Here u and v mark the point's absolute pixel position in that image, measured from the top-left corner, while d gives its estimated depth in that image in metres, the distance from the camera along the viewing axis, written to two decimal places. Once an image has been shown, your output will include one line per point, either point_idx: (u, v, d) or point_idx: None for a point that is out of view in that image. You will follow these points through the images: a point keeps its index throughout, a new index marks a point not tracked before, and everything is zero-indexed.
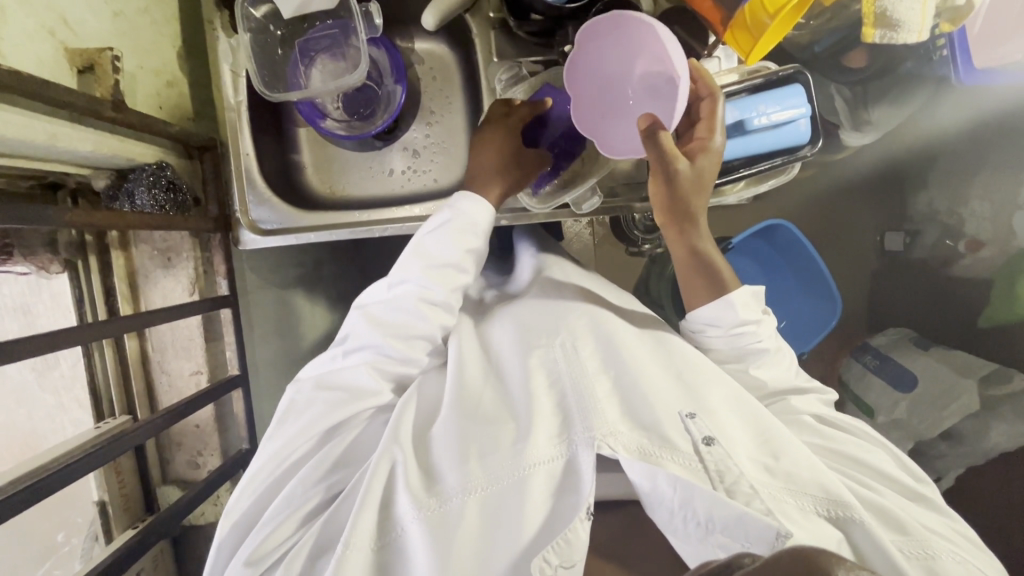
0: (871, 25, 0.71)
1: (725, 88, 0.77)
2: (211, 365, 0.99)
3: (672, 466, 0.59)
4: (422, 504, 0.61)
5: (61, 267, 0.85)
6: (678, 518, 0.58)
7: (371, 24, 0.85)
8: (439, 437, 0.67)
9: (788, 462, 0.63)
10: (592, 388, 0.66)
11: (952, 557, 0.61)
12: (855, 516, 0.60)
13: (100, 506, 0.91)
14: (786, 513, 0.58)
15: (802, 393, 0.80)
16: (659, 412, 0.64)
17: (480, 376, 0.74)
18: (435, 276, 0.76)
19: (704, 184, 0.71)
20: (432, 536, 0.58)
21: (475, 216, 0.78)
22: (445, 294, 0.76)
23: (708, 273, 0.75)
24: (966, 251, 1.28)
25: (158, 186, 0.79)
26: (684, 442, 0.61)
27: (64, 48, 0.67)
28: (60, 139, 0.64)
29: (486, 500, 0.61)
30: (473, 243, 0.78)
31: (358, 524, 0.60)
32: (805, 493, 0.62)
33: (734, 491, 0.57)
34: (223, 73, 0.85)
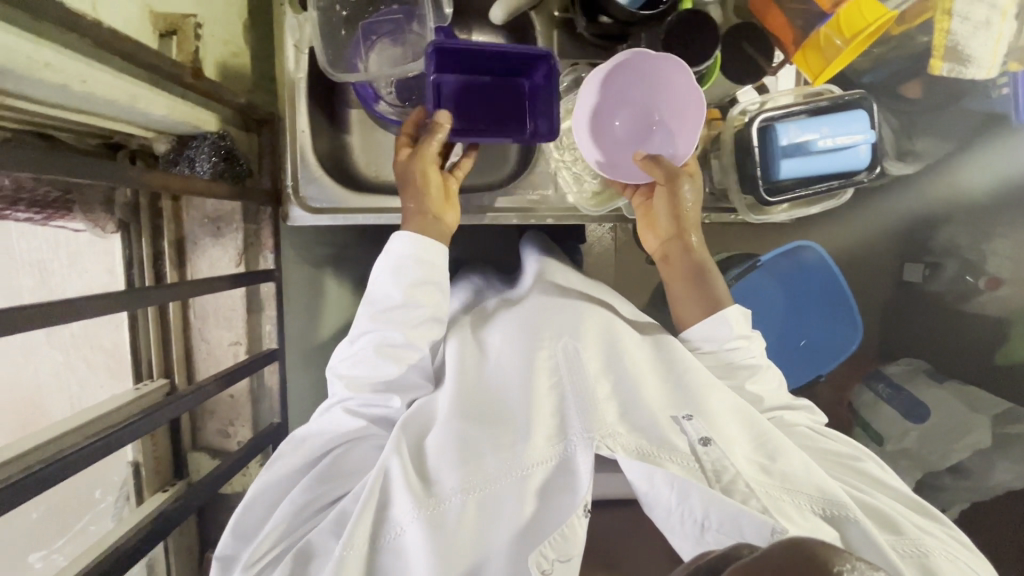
0: (941, 58, 0.72)
1: (788, 107, 0.75)
2: (248, 336, 1.01)
3: (671, 466, 0.62)
4: (421, 503, 0.62)
5: (116, 228, 0.84)
6: (676, 517, 0.63)
7: (441, 14, 0.86)
8: (440, 429, 0.68)
9: (783, 465, 0.67)
10: (591, 390, 0.68)
11: (943, 554, 0.64)
12: (848, 515, 0.63)
13: (134, 466, 0.92)
14: (783, 510, 0.61)
15: (795, 408, 0.84)
16: (654, 414, 0.67)
17: (478, 375, 0.74)
18: (388, 321, 0.75)
19: (671, 214, 0.81)
20: (431, 536, 0.60)
21: (414, 250, 0.76)
22: (403, 335, 0.74)
23: (703, 289, 0.81)
24: (986, 288, 1.32)
25: (219, 154, 0.79)
26: (682, 443, 0.64)
27: (150, 11, 0.64)
28: (139, 101, 0.61)
29: (483, 498, 0.62)
30: (418, 282, 0.76)
31: (357, 527, 0.61)
32: (800, 492, 0.65)
33: (731, 489, 0.61)
34: (288, 48, 0.86)
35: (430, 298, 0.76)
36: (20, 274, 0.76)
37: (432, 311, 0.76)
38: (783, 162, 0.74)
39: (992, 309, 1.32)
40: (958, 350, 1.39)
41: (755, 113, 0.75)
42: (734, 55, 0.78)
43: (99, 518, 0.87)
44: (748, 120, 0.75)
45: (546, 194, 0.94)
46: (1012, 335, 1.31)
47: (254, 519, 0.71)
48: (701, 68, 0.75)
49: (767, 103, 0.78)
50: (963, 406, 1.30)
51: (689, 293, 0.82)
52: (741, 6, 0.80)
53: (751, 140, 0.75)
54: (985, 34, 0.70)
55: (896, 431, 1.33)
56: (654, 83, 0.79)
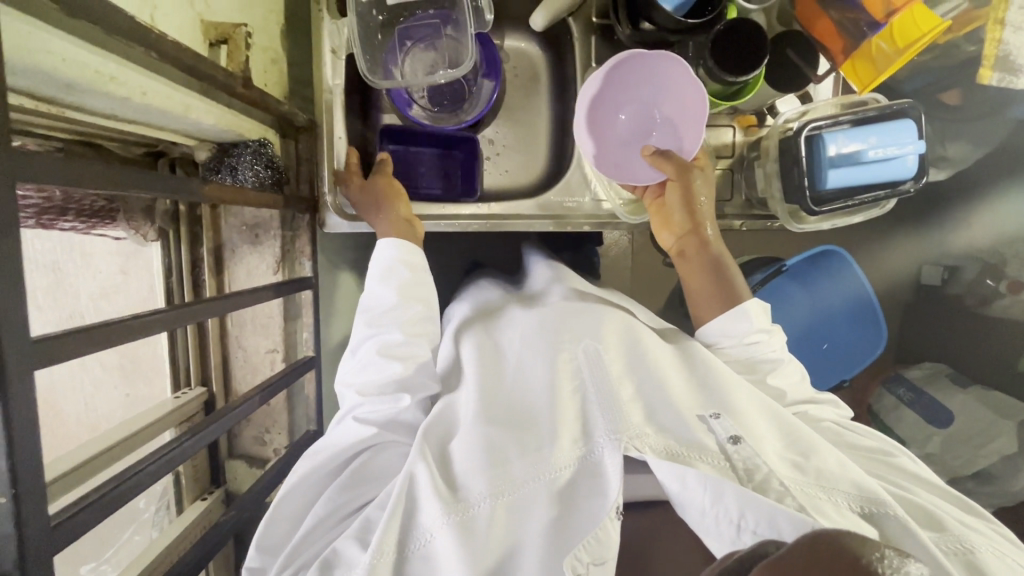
0: (990, 67, 0.75)
1: (834, 116, 0.75)
2: (287, 344, 0.94)
3: (702, 466, 0.59)
4: (449, 507, 0.59)
5: (156, 236, 0.83)
6: (711, 519, 0.58)
7: (481, 19, 0.85)
8: (467, 432, 0.65)
9: (817, 461, 0.64)
10: (615, 392, 0.66)
11: (990, 550, 0.62)
12: (888, 511, 0.59)
13: (174, 475, 0.88)
14: (820, 509, 0.58)
15: (814, 399, 0.84)
16: (681, 413, 0.65)
17: (498, 377, 0.72)
18: (386, 322, 0.76)
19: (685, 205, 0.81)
20: (461, 542, 0.57)
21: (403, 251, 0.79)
22: (402, 336, 0.75)
23: (723, 281, 0.79)
24: (1008, 291, 1.33)
25: (260, 162, 0.78)
26: (711, 442, 0.62)
27: (202, 20, 0.63)
28: (191, 111, 0.60)
29: (512, 503, 0.60)
30: (405, 280, 0.78)
31: (386, 533, 0.59)
32: (838, 490, 0.61)
33: (766, 489, 0.58)
34: (326, 54, 0.85)
35: (419, 295, 0.79)
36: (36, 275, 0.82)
37: (422, 308, 0.78)
38: (829, 172, 0.74)
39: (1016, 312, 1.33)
40: (981, 355, 1.39)
41: (803, 123, 0.74)
42: (778, 64, 0.77)
43: (145, 527, 0.88)
44: (796, 129, 0.74)
45: (582, 202, 0.94)
46: None
47: (278, 534, 0.68)
48: (748, 77, 0.72)
49: (807, 114, 0.78)
50: (989, 411, 1.31)
51: (706, 287, 0.80)
52: (785, 15, 0.79)
53: (795, 147, 0.74)
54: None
55: (920, 433, 1.35)
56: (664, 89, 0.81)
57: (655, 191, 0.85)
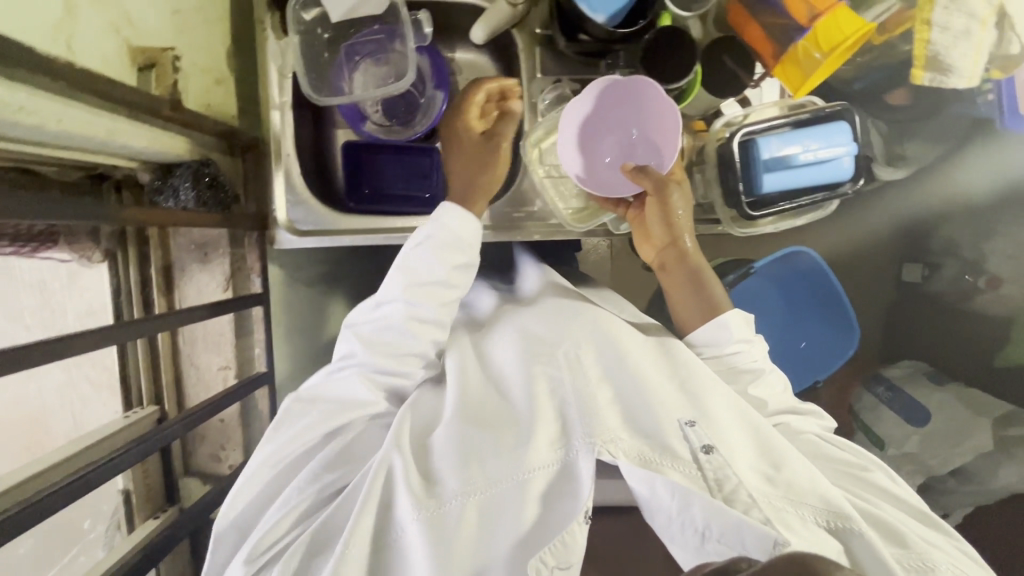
0: (921, 67, 0.71)
1: (769, 120, 0.75)
2: (238, 361, 0.96)
3: (673, 474, 0.60)
4: (421, 504, 0.61)
5: (103, 257, 0.84)
6: (676, 526, 0.60)
7: (421, 32, 0.87)
8: (445, 432, 0.67)
9: (789, 474, 0.64)
10: (592, 397, 0.67)
11: (951, 568, 0.62)
12: (853, 528, 0.61)
13: (125, 494, 0.88)
14: (785, 522, 0.59)
15: (798, 413, 0.82)
16: (657, 417, 0.65)
17: (481, 383, 0.74)
18: (422, 294, 0.75)
19: (670, 220, 0.81)
20: (430, 538, 0.59)
21: (461, 227, 0.77)
22: (435, 311, 0.75)
23: (699, 294, 0.81)
24: (987, 287, 1.29)
25: (201, 182, 0.79)
26: (683, 450, 0.63)
27: (128, 45, 0.65)
28: (117, 134, 0.61)
29: (484, 502, 0.61)
30: (460, 258, 0.77)
31: (357, 526, 0.60)
32: (804, 503, 0.62)
33: (733, 500, 0.59)
34: (271, 74, 0.86)
35: (462, 276, 0.78)
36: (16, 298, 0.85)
37: (459, 292, 0.78)
38: (765, 176, 0.74)
39: (998, 308, 1.29)
40: (958, 351, 1.38)
41: (735, 129, 0.74)
42: (712, 69, 0.77)
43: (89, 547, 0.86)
44: (730, 135, 0.75)
45: (532, 210, 0.93)
46: (1013, 334, 1.29)
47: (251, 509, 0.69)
48: (678, 85, 0.76)
49: (749, 116, 0.79)
50: (966, 409, 1.29)
51: (692, 300, 0.82)
52: (720, 17, 0.80)
53: (733, 151, 0.74)
54: (966, 43, 0.69)
55: (901, 434, 1.32)
56: (641, 110, 0.79)
57: (634, 207, 0.85)
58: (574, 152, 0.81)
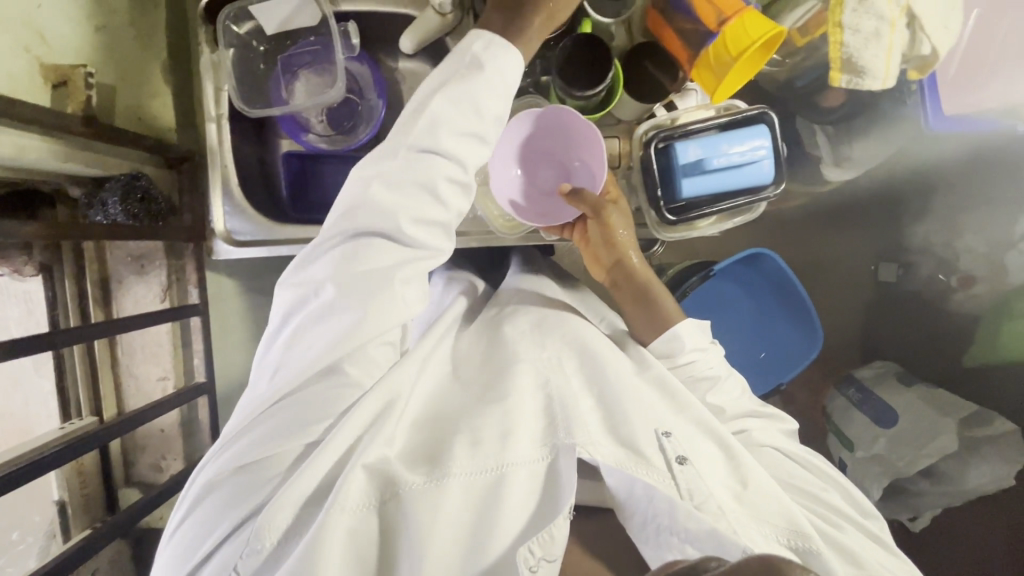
0: (837, 70, 0.70)
1: (688, 124, 0.75)
2: (178, 372, 0.94)
3: (648, 480, 0.63)
4: (415, 484, 0.62)
5: (36, 271, 0.83)
6: (652, 528, 0.65)
7: (349, 43, 0.88)
8: (436, 425, 0.69)
9: (754, 491, 0.68)
10: (575, 401, 0.68)
11: None
12: (812, 545, 0.64)
13: (60, 505, 0.88)
14: (750, 537, 0.62)
15: (762, 418, 0.83)
16: (638, 425, 0.67)
17: (465, 381, 0.75)
18: (458, 147, 0.65)
19: (611, 240, 0.81)
20: (422, 516, 0.60)
21: (508, 67, 0.66)
22: (468, 173, 0.67)
23: (645, 307, 0.83)
24: (960, 286, 1.30)
25: (132, 196, 0.80)
26: (658, 459, 0.65)
27: (39, 62, 0.69)
28: (30, 153, 0.64)
29: (473, 492, 0.63)
30: (504, 109, 0.66)
31: (350, 486, 0.59)
32: (768, 521, 0.66)
33: (702, 508, 0.62)
34: (206, 88, 0.87)
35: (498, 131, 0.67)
36: None
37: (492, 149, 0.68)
38: (684, 181, 0.74)
39: (972, 306, 1.30)
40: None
41: (653, 134, 0.75)
42: (636, 75, 0.78)
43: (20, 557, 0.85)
44: (647, 141, 0.75)
45: None
46: (986, 329, 1.28)
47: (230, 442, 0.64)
48: (600, 89, 0.74)
49: (676, 120, 0.78)
50: (931, 409, 1.27)
51: (643, 315, 0.83)
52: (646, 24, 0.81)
53: (650, 157, 0.75)
54: (876, 44, 0.68)
55: (867, 435, 1.32)
56: (565, 140, 0.80)
57: (578, 228, 0.83)
58: (508, 184, 0.82)
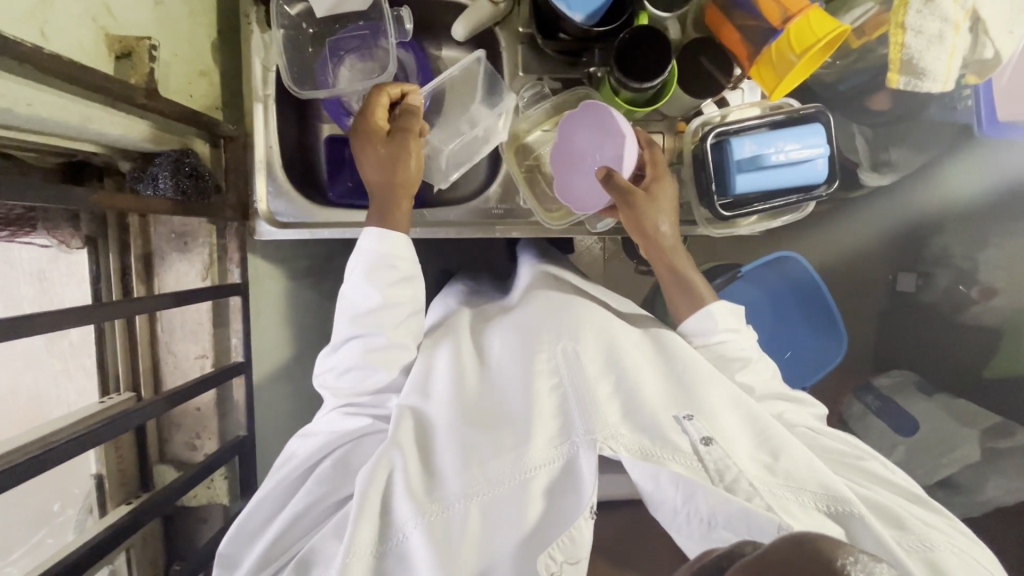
0: (896, 71, 0.71)
1: (743, 122, 0.75)
2: (216, 350, 0.94)
3: (674, 466, 0.60)
4: (424, 509, 0.61)
5: (82, 244, 0.84)
6: (682, 515, 0.61)
7: (402, 27, 0.87)
8: (445, 431, 0.67)
9: (787, 461, 0.65)
10: (591, 395, 0.66)
11: (947, 548, 0.63)
12: (854, 511, 0.61)
13: (97, 478, 0.88)
14: (784, 508, 0.60)
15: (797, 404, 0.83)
16: (654, 411, 0.65)
17: (476, 382, 0.73)
18: (373, 284, 0.75)
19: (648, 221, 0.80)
20: (433, 541, 0.59)
21: (388, 246, 0.76)
22: (384, 297, 0.75)
23: (682, 286, 0.83)
24: (979, 298, 1.29)
25: (181, 172, 0.80)
26: (683, 442, 0.62)
27: (105, 33, 0.66)
28: (92, 122, 0.63)
29: (486, 503, 0.62)
30: (398, 261, 0.76)
31: (357, 535, 0.60)
32: (804, 489, 0.63)
33: (735, 488, 0.59)
34: (254, 67, 0.87)
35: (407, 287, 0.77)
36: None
37: (409, 295, 0.78)
38: (739, 176, 0.74)
39: (988, 318, 1.28)
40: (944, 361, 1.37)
41: (710, 129, 0.75)
42: (691, 69, 0.78)
43: (59, 530, 0.85)
44: (703, 136, 0.76)
45: (513, 208, 0.93)
46: (1002, 346, 1.27)
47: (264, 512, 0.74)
48: (655, 83, 0.74)
49: (727, 116, 0.80)
50: (952, 419, 1.28)
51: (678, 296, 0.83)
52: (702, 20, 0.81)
53: (706, 151, 0.75)
54: (939, 47, 0.68)
55: (886, 442, 1.32)
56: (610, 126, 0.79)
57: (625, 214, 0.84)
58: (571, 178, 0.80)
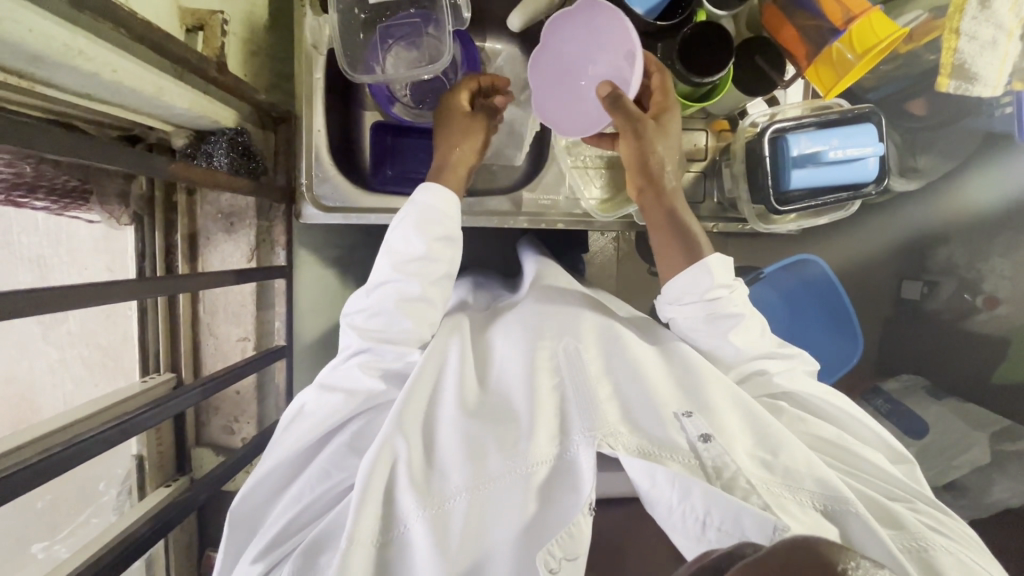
0: (947, 75, 0.73)
1: (797, 119, 0.77)
2: (258, 334, 0.99)
3: (672, 465, 0.58)
4: (425, 501, 0.59)
5: (130, 220, 0.88)
6: (677, 515, 0.57)
7: (459, 17, 0.88)
8: (447, 424, 0.66)
9: (786, 459, 0.62)
10: (594, 394, 0.66)
11: (946, 551, 0.59)
12: (851, 509, 0.58)
13: (138, 460, 0.92)
14: (782, 507, 0.57)
15: (790, 362, 0.78)
16: (657, 411, 0.64)
17: (475, 379, 0.72)
18: (420, 230, 0.74)
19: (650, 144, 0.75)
20: (434, 535, 0.57)
21: (439, 204, 0.76)
22: (427, 247, 0.74)
23: (681, 236, 0.76)
24: (984, 306, 1.28)
25: (235, 150, 0.79)
26: (682, 441, 0.61)
27: (178, 6, 0.66)
28: (163, 93, 0.62)
29: (486, 497, 0.60)
30: (441, 232, 0.75)
31: (359, 523, 0.57)
32: (802, 488, 0.60)
33: (732, 486, 0.57)
34: (306, 48, 0.86)
35: (448, 253, 0.76)
36: (18, 268, 0.85)
37: (445, 267, 0.76)
38: (793, 172, 0.76)
39: (994, 328, 1.28)
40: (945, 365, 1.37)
41: (767, 124, 0.76)
42: (746, 68, 0.79)
43: (102, 510, 0.89)
44: (761, 130, 0.77)
45: (557, 199, 0.93)
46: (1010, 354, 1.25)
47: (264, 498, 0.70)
48: (714, 79, 0.75)
49: (776, 115, 0.81)
50: (963, 422, 1.26)
51: (671, 235, 0.76)
52: (755, 20, 0.83)
53: (762, 146, 0.76)
54: (990, 53, 0.72)
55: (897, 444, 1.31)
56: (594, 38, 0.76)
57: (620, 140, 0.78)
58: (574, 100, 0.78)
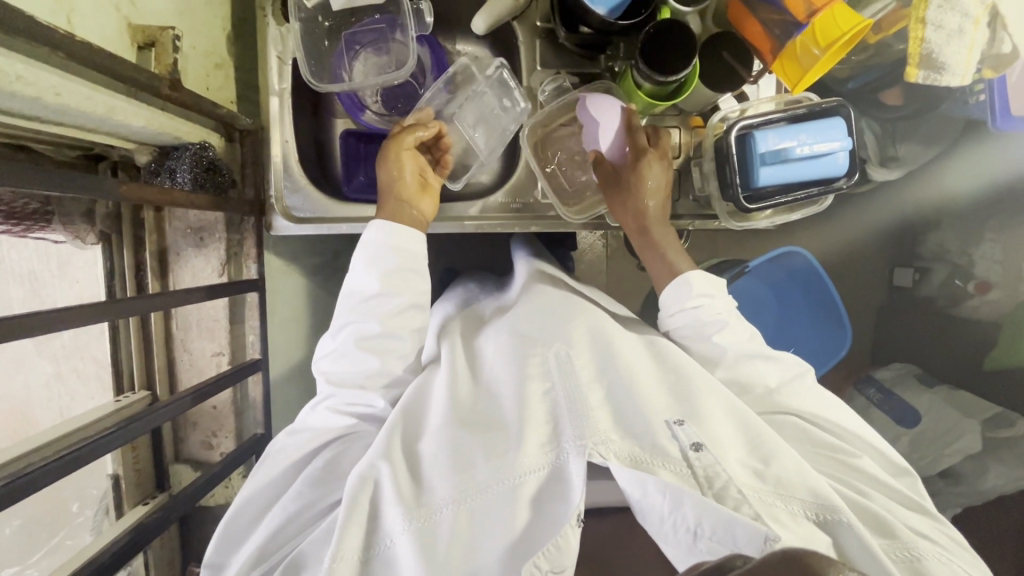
0: (915, 65, 0.72)
1: (765, 115, 0.76)
2: (232, 348, 0.99)
3: (663, 473, 0.57)
4: (411, 512, 0.58)
5: (96, 239, 0.87)
6: (668, 525, 0.55)
7: (422, 22, 0.87)
8: (434, 438, 0.66)
9: (778, 468, 0.61)
10: (585, 404, 0.65)
11: (936, 557, 0.59)
12: (843, 520, 0.58)
13: (114, 479, 0.92)
14: (775, 518, 0.56)
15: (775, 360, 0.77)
16: (646, 418, 0.63)
17: (467, 389, 0.73)
18: (371, 267, 0.73)
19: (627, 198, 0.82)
20: (419, 549, 0.56)
21: (393, 241, 0.74)
22: (379, 285, 0.73)
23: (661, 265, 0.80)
24: (976, 292, 1.24)
25: (199, 166, 0.79)
26: (673, 449, 0.60)
27: (128, 22, 0.65)
28: (116, 112, 0.62)
29: (473, 509, 0.59)
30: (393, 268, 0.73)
31: (344, 540, 0.58)
32: (793, 496, 0.59)
33: (723, 496, 0.55)
34: (271, 59, 0.85)
35: (410, 285, 0.74)
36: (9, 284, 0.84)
37: (409, 301, 0.74)
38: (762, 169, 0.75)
39: (986, 313, 1.24)
40: (937, 353, 1.35)
41: (736, 122, 0.76)
42: (714, 65, 0.78)
43: (77, 531, 0.89)
44: (728, 128, 0.76)
45: (531, 202, 0.93)
46: (1000, 340, 1.22)
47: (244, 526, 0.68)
48: (678, 78, 0.74)
49: (746, 111, 0.80)
50: (954, 410, 1.23)
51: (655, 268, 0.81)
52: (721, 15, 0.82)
53: (730, 145, 0.76)
54: (958, 42, 0.70)
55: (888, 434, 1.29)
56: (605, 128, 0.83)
57: None
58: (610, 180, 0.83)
